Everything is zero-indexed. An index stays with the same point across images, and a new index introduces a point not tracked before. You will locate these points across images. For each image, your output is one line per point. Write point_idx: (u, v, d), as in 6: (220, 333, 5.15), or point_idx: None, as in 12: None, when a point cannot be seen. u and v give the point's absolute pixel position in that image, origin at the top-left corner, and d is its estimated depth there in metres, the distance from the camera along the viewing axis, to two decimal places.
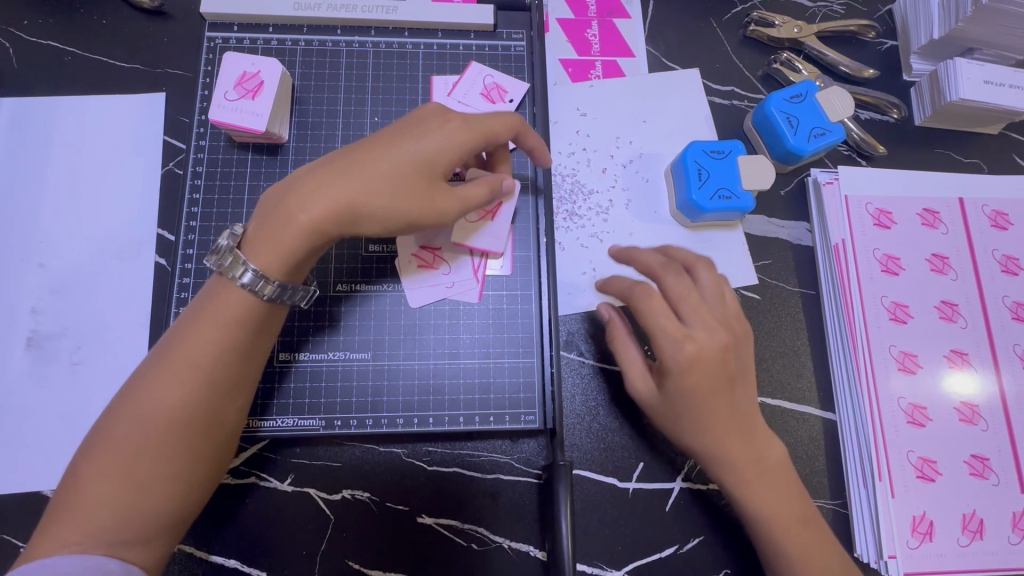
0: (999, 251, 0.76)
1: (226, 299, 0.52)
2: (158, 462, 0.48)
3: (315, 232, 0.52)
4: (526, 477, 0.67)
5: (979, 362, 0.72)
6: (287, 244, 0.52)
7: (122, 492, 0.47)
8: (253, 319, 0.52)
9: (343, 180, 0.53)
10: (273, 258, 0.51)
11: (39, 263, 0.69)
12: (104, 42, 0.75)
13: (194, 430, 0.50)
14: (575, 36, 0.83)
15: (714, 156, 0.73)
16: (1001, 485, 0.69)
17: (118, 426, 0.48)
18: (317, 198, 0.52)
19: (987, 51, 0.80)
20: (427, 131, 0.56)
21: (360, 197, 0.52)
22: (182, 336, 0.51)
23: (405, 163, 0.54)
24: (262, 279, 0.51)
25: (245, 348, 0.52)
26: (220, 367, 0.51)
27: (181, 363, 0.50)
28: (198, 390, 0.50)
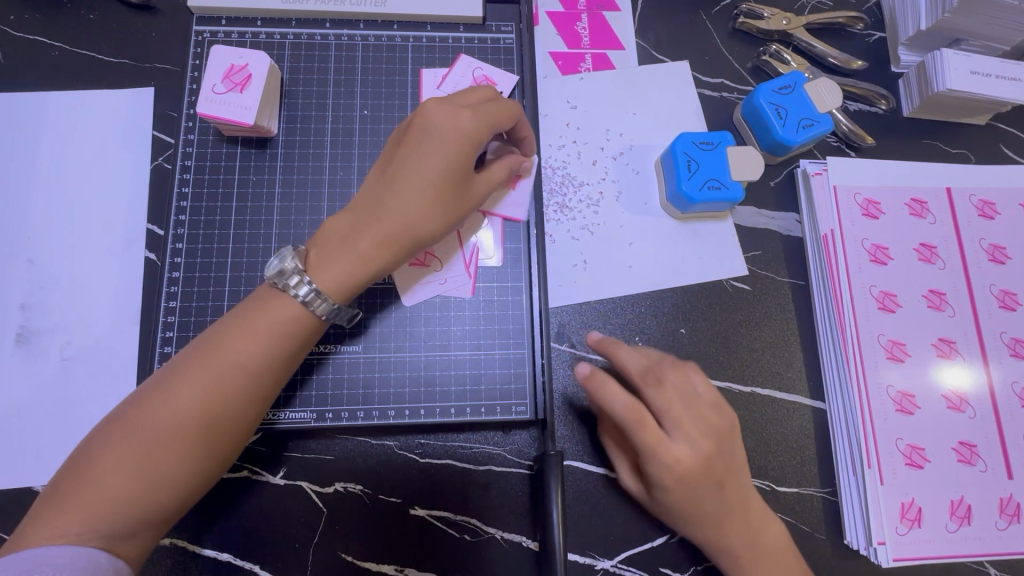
0: (986, 240, 0.77)
1: (276, 310, 0.53)
2: (177, 462, 0.48)
3: (384, 264, 0.55)
4: (518, 469, 0.67)
5: (967, 350, 0.73)
6: (359, 277, 0.55)
7: (134, 485, 0.47)
8: (295, 332, 0.53)
9: (403, 211, 0.54)
10: (346, 289, 0.55)
11: (28, 259, 0.69)
12: (91, 37, 0.75)
13: (219, 434, 0.50)
14: (565, 29, 0.83)
15: (703, 148, 0.73)
16: (989, 471, 0.70)
17: (141, 416, 0.48)
18: (381, 231, 0.54)
19: (974, 41, 0.80)
20: (451, 125, 0.55)
21: (418, 228, 0.55)
22: (223, 341, 0.52)
23: (446, 177, 0.55)
24: (319, 297, 0.53)
25: (283, 361, 0.53)
26: (255, 376, 0.51)
27: (219, 366, 0.50)
28: (231, 396, 0.50)
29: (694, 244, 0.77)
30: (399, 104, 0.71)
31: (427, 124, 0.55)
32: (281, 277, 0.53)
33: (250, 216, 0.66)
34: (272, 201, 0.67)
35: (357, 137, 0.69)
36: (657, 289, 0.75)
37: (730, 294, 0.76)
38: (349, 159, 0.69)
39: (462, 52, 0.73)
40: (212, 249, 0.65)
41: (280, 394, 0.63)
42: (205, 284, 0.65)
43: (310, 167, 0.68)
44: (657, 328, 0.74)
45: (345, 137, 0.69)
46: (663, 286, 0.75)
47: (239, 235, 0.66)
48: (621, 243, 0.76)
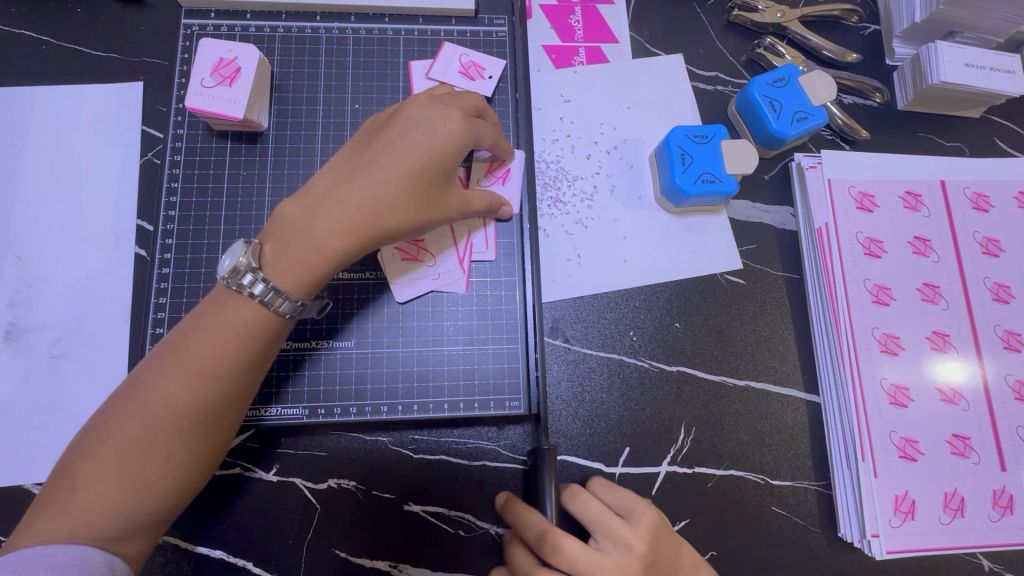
0: (980, 233, 0.77)
1: (238, 310, 0.51)
2: (157, 466, 0.48)
3: (343, 255, 0.53)
4: (513, 463, 0.67)
5: (960, 343, 0.73)
6: (316, 268, 0.52)
7: (117, 488, 0.47)
8: (264, 332, 0.52)
9: (368, 203, 0.53)
10: (301, 282, 0.52)
11: (16, 256, 0.68)
12: (78, 30, 0.74)
13: (196, 436, 0.49)
14: (558, 22, 0.83)
15: (697, 141, 0.73)
16: (982, 463, 0.70)
17: (117, 423, 0.48)
18: (342, 223, 0.52)
19: (968, 34, 0.80)
20: (427, 127, 0.55)
21: (383, 218, 0.53)
22: (193, 341, 0.50)
23: (427, 176, 0.54)
24: (276, 294, 0.51)
25: (256, 361, 0.52)
26: (228, 377, 0.50)
27: (189, 369, 0.49)
28: (204, 399, 0.49)
29: (688, 238, 0.76)
30: (390, 98, 0.70)
31: (410, 125, 0.55)
32: (234, 276, 0.50)
33: (240, 211, 0.66)
34: (262, 196, 0.66)
35: (348, 131, 0.69)
36: (651, 284, 0.75)
37: (724, 288, 0.76)
38: None
39: (448, 39, 0.72)
40: (202, 245, 0.65)
41: (273, 390, 0.62)
42: (195, 280, 0.64)
43: (301, 162, 0.67)
44: (652, 322, 0.74)
45: (337, 131, 0.69)
46: (657, 281, 0.75)
47: (230, 230, 0.65)
48: (615, 238, 0.76)
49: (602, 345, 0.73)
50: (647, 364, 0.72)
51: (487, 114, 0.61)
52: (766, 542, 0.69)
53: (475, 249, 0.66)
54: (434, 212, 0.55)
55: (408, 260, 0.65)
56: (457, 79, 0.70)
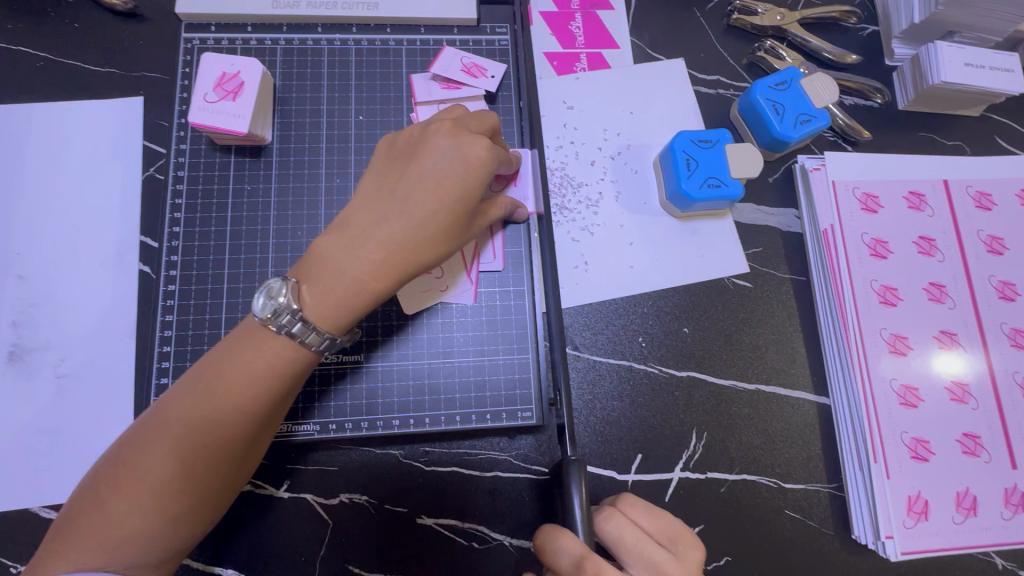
0: (984, 231, 0.77)
1: (265, 344, 0.50)
2: (185, 499, 0.48)
3: (384, 292, 0.53)
4: (525, 474, 0.67)
5: (968, 343, 0.73)
6: (355, 306, 0.52)
7: (143, 520, 0.46)
8: (292, 366, 0.51)
9: (404, 240, 0.52)
10: (343, 320, 0.52)
11: (18, 275, 0.67)
12: (77, 45, 0.73)
13: (223, 469, 0.49)
14: (559, 29, 0.83)
15: (702, 146, 0.73)
16: (993, 462, 0.70)
17: (140, 457, 0.47)
18: (380, 260, 0.52)
19: (967, 34, 0.80)
20: (453, 152, 0.54)
21: (419, 250, 0.53)
22: (221, 372, 0.50)
23: (460, 208, 0.54)
24: (311, 330, 0.51)
25: (282, 394, 0.51)
26: (253, 412, 0.49)
27: (215, 405, 0.49)
28: (230, 437, 0.49)
29: (695, 242, 0.76)
30: (394, 109, 0.70)
31: (437, 153, 0.54)
32: (274, 318, 0.50)
33: (245, 227, 0.65)
34: (267, 211, 0.66)
35: (352, 143, 0.68)
36: (658, 289, 0.75)
37: (732, 292, 0.76)
38: (346, 166, 0.68)
39: (450, 44, 0.72)
40: (208, 261, 0.64)
41: (298, 405, 0.62)
42: (201, 297, 0.64)
43: (305, 175, 0.67)
44: (660, 328, 0.74)
45: (341, 143, 0.68)
46: (665, 286, 0.75)
47: (235, 245, 0.65)
48: (622, 244, 0.75)
49: (611, 351, 0.72)
50: (657, 370, 0.72)
51: (498, 135, 0.61)
52: (781, 546, 0.69)
53: (483, 260, 0.66)
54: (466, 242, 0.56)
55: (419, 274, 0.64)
56: (460, 78, 0.69)
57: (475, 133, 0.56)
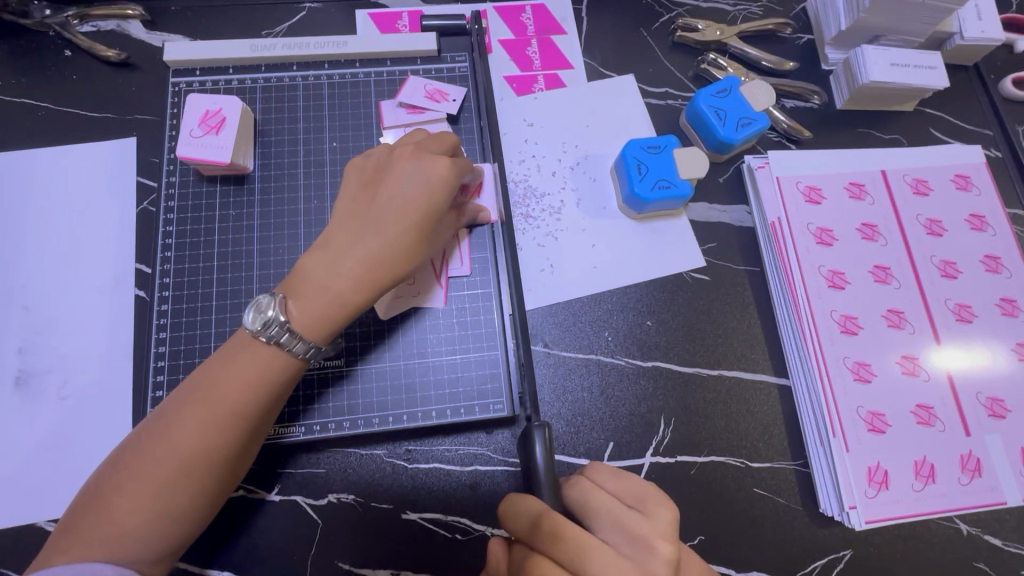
0: (923, 215, 0.83)
1: (255, 352, 0.55)
2: (181, 499, 0.52)
3: (363, 304, 0.58)
4: (503, 465, 0.71)
5: (915, 319, 0.78)
6: (338, 318, 0.57)
7: (142, 518, 0.50)
8: (279, 372, 0.56)
9: (379, 255, 0.58)
10: (327, 331, 0.57)
11: (23, 305, 0.73)
12: (77, 95, 0.80)
13: (219, 470, 0.54)
14: (517, 54, 0.90)
15: (651, 152, 0.79)
16: (947, 431, 0.74)
17: (141, 459, 0.52)
18: (358, 273, 0.57)
19: (891, 37, 0.87)
20: (418, 173, 0.60)
21: (392, 264, 0.58)
22: (214, 380, 0.54)
23: (427, 223, 0.59)
24: (298, 339, 0.56)
25: (271, 400, 0.56)
26: (246, 416, 0.54)
27: (209, 411, 0.53)
28: (226, 440, 0.53)
29: (653, 241, 0.82)
30: (365, 134, 0.76)
31: (404, 175, 0.60)
32: (264, 330, 0.55)
33: (232, 248, 0.71)
34: (251, 232, 0.71)
35: (328, 167, 0.75)
36: (622, 286, 0.80)
37: (691, 285, 0.81)
38: (323, 188, 0.74)
39: (414, 73, 0.79)
40: (198, 282, 0.70)
41: (287, 409, 0.67)
42: (192, 314, 0.69)
43: (286, 199, 0.73)
44: (625, 322, 0.78)
45: (317, 168, 0.74)
46: (627, 283, 0.80)
47: (223, 265, 0.70)
48: (584, 246, 0.81)
49: (579, 347, 0.77)
50: (625, 362, 0.77)
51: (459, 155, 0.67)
52: (752, 523, 0.72)
53: (452, 265, 0.71)
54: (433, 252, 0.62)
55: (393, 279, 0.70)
56: (423, 104, 0.76)
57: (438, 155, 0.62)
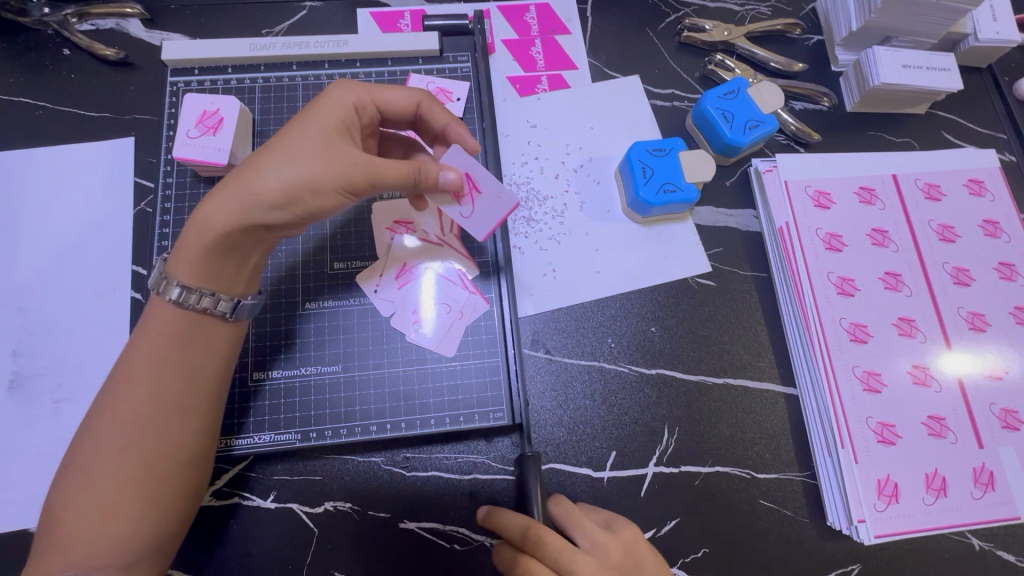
0: (935, 221, 0.81)
1: (162, 319, 0.57)
2: (119, 488, 0.52)
3: (220, 224, 0.55)
4: (502, 475, 0.69)
5: (927, 328, 0.76)
6: (197, 244, 0.56)
7: (90, 518, 0.51)
8: (186, 334, 0.57)
9: (240, 172, 0.56)
10: (192, 260, 0.56)
11: (18, 307, 0.72)
12: (74, 94, 0.80)
13: (142, 448, 0.54)
14: (520, 54, 0.88)
15: (656, 154, 0.77)
16: (960, 443, 0.72)
17: (75, 461, 0.53)
18: (223, 191, 0.55)
19: (904, 38, 0.85)
20: (306, 106, 0.60)
21: (249, 179, 0.55)
22: (126, 364, 0.56)
23: (296, 138, 0.57)
24: (186, 291, 0.57)
25: (184, 368, 0.57)
26: (163, 391, 0.55)
27: (126, 393, 0.54)
28: (142, 415, 0.54)
29: (657, 246, 0.80)
30: None
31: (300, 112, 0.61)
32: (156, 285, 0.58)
33: None
34: None
35: None
36: (625, 291, 0.78)
37: (696, 291, 0.79)
38: None
39: (415, 73, 0.78)
40: None
41: (266, 416, 0.66)
42: None
43: None
44: (628, 328, 0.77)
45: None
46: (632, 288, 0.78)
47: None
48: (588, 250, 0.79)
49: (582, 353, 0.75)
50: (627, 369, 0.75)
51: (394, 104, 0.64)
52: (757, 536, 0.70)
53: (464, 272, 0.71)
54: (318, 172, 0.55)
55: (431, 310, 0.70)
56: None
57: (337, 88, 0.61)
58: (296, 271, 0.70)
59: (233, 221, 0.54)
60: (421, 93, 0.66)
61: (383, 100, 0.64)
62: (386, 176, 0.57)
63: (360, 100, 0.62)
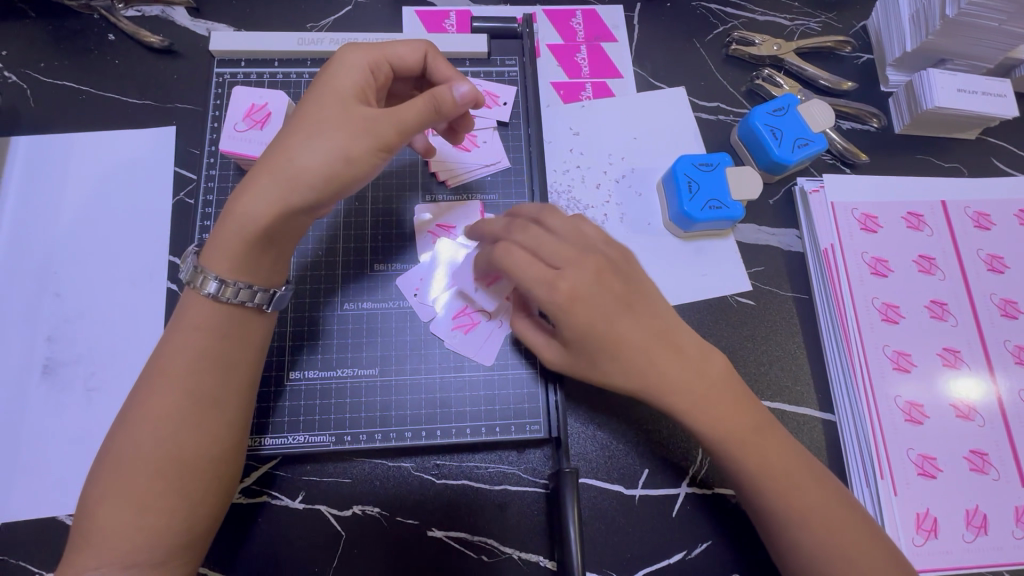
0: (983, 250, 0.79)
1: (201, 311, 0.56)
2: (153, 485, 0.51)
3: (255, 216, 0.54)
4: (533, 487, 0.68)
5: (972, 361, 0.74)
6: (236, 242, 0.55)
7: (125, 513, 0.50)
8: (228, 328, 0.56)
9: (269, 162, 0.55)
10: (230, 257, 0.55)
11: (55, 293, 0.72)
12: (118, 80, 0.79)
13: (176, 443, 0.52)
14: (565, 60, 0.87)
15: (703, 169, 0.76)
16: (1002, 480, 0.70)
17: (110, 455, 0.52)
18: (257, 183, 0.54)
19: (959, 61, 0.83)
20: (315, 83, 0.59)
21: (279, 164, 0.54)
22: (165, 357, 0.54)
23: (315, 117, 0.56)
24: (223, 284, 0.55)
25: (224, 360, 0.55)
26: (201, 384, 0.54)
27: (164, 386, 0.53)
28: (179, 408, 0.52)
29: (698, 261, 0.79)
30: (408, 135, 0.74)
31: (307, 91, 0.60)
32: (190, 280, 0.56)
33: None
34: None
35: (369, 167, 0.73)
36: None
37: (735, 310, 0.78)
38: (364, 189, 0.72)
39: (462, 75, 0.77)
40: None
41: (301, 416, 0.65)
42: None
43: None
44: None
45: None
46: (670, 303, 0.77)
47: None
48: None
49: None
50: None
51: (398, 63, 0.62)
52: None
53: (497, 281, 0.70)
54: (355, 149, 0.55)
55: (466, 323, 0.68)
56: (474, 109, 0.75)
57: (339, 57, 0.60)
58: (336, 271, 0.70)
59: (273, 210, 0.54)
60: (426, 44, 0.63)
61: (394, 62, 0.61)
62: (415, 127, 0.57)
63: (372, 63, 0.59)
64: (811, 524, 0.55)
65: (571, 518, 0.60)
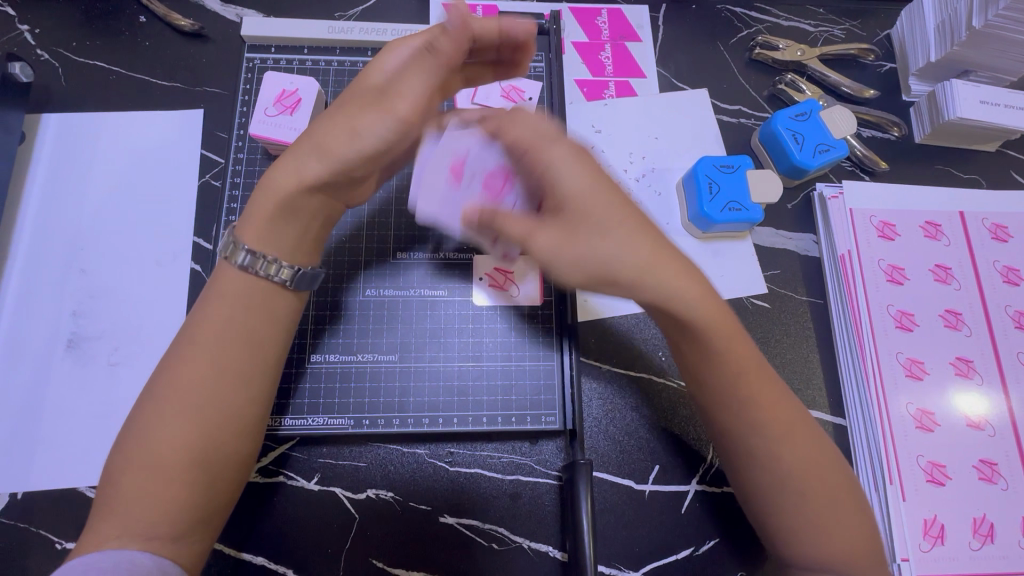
0: (1000, 262, 0.79)
1: (238, 289, 0.57)
2: (176, 460, 0.51)
3: (281, 190, 0.56)
4: (546, 479, 0.69)
5: (985, 371, 0.74)
6: (264, 217, 0.57)
7: (148, 487, 0.50)
8: (260, 309, 0.57)
9: (298, 141, 0.57)
10: (258, 231, 0.57)
11: (80, 269, 0.73)
12: (148, 62, 0.80)
13: (203, 421, 0.53)
14: (589, 58, 0.88)
15: (724, 171, 0.76)
16: (1010, 490, 0.70)
17: (137, 428, 0.52)
18: (287, 160, 0.57)
19: (982, 73, 0.83)
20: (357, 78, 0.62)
21: (306, 139, 0.56)
22: (197, 330, 0.56)
23: (344, 97, 0.58)
24: (256, 258, 0.57)
25: (255, 341, 0.56)
26: (233, 363, 0.55)
27: (195, 363, 0.54)
28: (209, 386, 0.53)
29: (715, 262, 0.79)
30: None
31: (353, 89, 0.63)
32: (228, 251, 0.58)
33: None
34: None
35: None
36: None
37: (750, 312, 0.78)
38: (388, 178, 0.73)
39: None
40: None
41: (317, 399, 0.66)
42: None
43: None
44: None
45: None
46: None
47: None
48: None
49: (631, 364, 0.74)
50: (676, 384, 0.74)
51: None
52: None
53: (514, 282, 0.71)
54: (401, 110, 0.55)
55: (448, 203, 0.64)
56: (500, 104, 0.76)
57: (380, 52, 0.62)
58: (358, 256, 0.71)
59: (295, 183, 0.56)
60: None
61: (475, 36, 0.58)
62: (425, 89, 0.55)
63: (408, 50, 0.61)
64: (826, 537, 0.53)
65: (585, 510, 0.61)
